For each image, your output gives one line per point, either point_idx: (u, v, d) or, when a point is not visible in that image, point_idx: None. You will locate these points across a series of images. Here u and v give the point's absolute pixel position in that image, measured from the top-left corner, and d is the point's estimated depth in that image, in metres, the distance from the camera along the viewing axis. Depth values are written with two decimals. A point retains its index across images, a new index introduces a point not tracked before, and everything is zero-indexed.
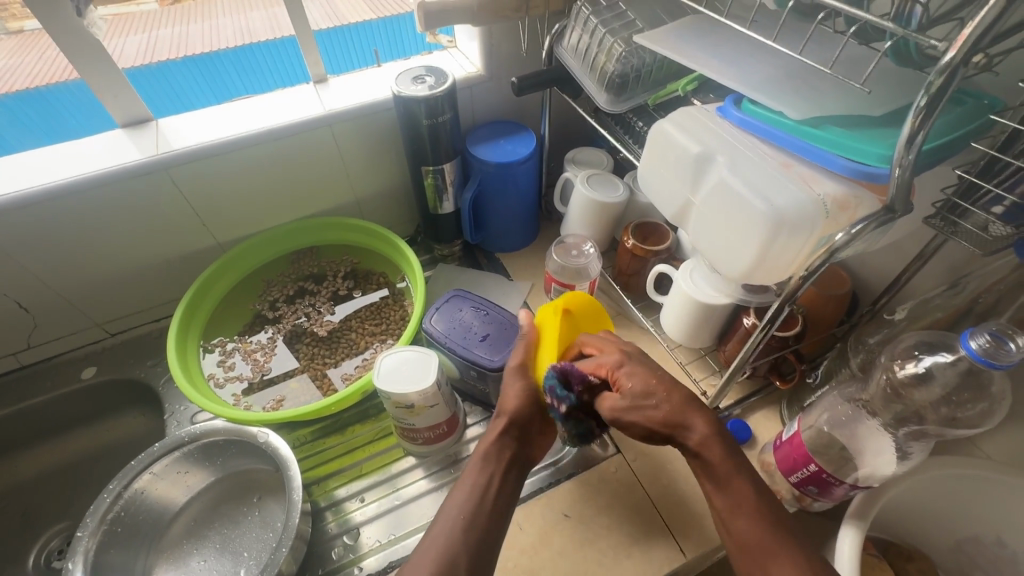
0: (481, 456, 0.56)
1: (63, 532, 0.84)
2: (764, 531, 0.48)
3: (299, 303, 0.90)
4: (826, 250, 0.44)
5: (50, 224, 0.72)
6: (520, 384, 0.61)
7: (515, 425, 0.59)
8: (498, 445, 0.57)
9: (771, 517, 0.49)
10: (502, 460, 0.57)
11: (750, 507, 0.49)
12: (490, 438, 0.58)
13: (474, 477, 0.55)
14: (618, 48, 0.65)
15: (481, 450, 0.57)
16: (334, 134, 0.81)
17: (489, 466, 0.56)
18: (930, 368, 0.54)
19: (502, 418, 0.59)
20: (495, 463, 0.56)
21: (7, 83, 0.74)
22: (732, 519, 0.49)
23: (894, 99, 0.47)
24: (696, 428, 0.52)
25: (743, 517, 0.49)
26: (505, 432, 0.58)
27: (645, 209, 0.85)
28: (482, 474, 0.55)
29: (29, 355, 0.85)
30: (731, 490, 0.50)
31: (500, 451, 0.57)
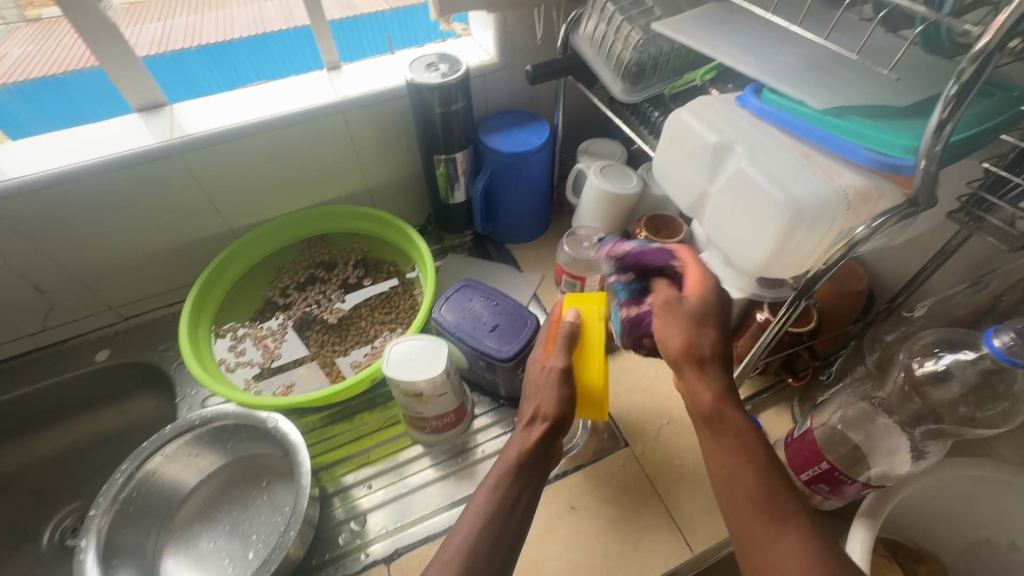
0: (508, 468, 0.51)
1: (77, 510, 0.85)
2: (773, 488, 0.46)
3: (309, 291, 0.90)
4: (845, 244, 0.44)
5: (66, 207, 0.73)
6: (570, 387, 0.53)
7: (550, 433, 0.52)
8: (529, 458, 0.51)
9: (783, 480, 0.46)
10: (536, 477, 0.51)
11: (760, 463, 0.47)
12: (528, 446, 0.52)
13: (499, 492, 0.50)
14: (636, 36, 0.64)
15: (508, 462, 0.51)
16: (346, 121, 0.81)
17: (518, 480, 0.50)
18: (950, 366, 0.53)
19: (544, 422, 0.53)
20: (523, 477, 0.51)
21: (26, 70, 0.76)
22: (740, 475, 0.47)
23: (922, 88, 0.45)
24: (707, 382, 0.50)
25: (752, 471, 0.47)
26: (542, 441, 0.52)
27: (658, 201, 0.84)
28: (510, 488, 0.50)
29: (44, 337, 0.86)
30: (732, 443, 0.48)
31: (532, 464, 0.51)
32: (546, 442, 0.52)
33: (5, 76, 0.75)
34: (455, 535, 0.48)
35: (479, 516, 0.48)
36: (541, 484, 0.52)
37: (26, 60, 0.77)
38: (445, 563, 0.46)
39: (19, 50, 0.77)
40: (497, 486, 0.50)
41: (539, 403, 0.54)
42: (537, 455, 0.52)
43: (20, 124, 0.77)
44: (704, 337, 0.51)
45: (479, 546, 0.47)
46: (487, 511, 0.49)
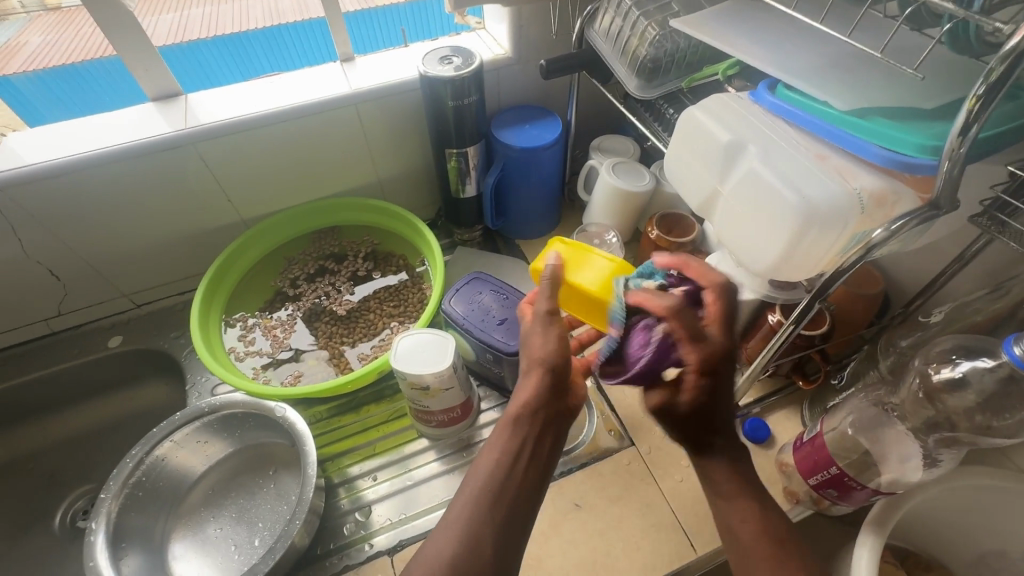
0: (511, 419, 0.51)
1: (88, 493, 0.87)
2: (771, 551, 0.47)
3: (319, 282, 0.90)
4: (861, 247, 0.43)
5: (81, 193, 0.74)
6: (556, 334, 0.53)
7: (549, 378, 0.52)
8: (531, 406, 0.51)
9: (783, 544, 0.47)
10: (539, 421, 0.51)
11: (757, 521, 0.48)
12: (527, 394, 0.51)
13: (504, 445, 0.50)
14: (651, 31, 0.63)
15: (511, 413, 0.51)
16: (358, 113, 0.81)
17: (521, 429, 0.50)
18: (966, 374, 0.52)
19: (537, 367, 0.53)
20: (527, 427, 0.51)
21: (44, 60, 0.76)
22: (742, 537, 0.48)
23: (947, 90, 0.44)
24: (711, 454, 0.50)
25: (749, 531, 0.48)
26: (540, 386, 0.52)
27: (671, 200, 0.83)
28: (515, 437, 0.50)
29: (59, 322, 0.87)
30: (736, 513, 0.48)
31: (535, 411, 0.51)
32: (547, 387, 0.52)
33: (24, 64, 0.75)
34: (458, 501, 0.48)
35: (483, 479, 0.48)
36: (548, 433, 0.52)
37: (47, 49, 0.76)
38: (447, 542, 0.45)
39: (39, 39, 0.76)
40: (502, 437, 0.50)
41: (534, 350, 0.54)
42: (540, 402, 0.51)
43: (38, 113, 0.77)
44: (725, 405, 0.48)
45: (485, 528, 0.46)
46: (494, 474, 0.49)
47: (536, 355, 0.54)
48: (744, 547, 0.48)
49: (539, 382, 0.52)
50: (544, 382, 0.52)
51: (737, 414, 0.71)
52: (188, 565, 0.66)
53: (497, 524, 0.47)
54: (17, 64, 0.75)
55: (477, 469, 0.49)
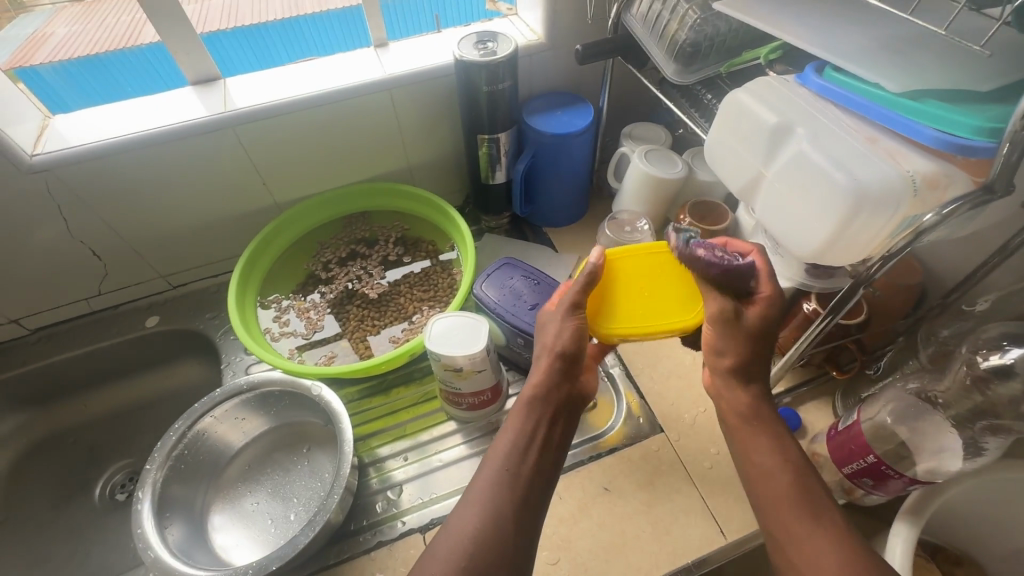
0: (525, 403, 0.54)
1: (126, 468, 0.90)
2: (799, 486, 0.49)
3: (350, 266, 0.92)
4: (910, 231, 0.42)
5: (124, 175, 0.75)
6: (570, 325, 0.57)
7: (561, 364, 0.55)
8: (544, 392, 0.54)
9: (807, 479, 0.49)
10: (549, 406, 0.54)
11: (790, 463, 0.50)
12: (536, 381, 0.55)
13: (519, 428, 0.53)
14: (692, 15, 0.63)
15: (525, 397, 0.54)
16: (391, 99, 0.82)
17: (534, 412, 0.53)
18: (1018, 361, 0.51)
19: (547, 354, 0.56)
20: (540, 412, 0.53)
21: (70, 51, 0.76)
22: (773, 472, 0.50)
23: (1006, 72, 0.43)
24: (749, 392, 0.54)
25: (777, 466, 0.50)
26: (551, 372, 0.55)
27: (703, 187, 0.83)
28: (527, 420, 0.53)
29: (99, 301, 0.90)
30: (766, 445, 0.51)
31: (546, 397, 0.54)
32: (558, 373, 0.55)
33: (50, 55, 0.75)
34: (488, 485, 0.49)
35: (500, 461, 0.51)
36: (560, 419, 0.54)
37: (73, 39, 0.76)
38: (474, 520, 0.47)
39: (63, 30, 0.76)
40: (516, 421, 0.53)
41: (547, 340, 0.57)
42: (550, 387, 0.54)
43: (61, 101, 0.76)
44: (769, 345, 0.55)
45: (508, 505, 0.48)
46: (510, 455, 0.51)
47: (550, 344, 0.57)
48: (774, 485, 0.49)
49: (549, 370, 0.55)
50: (556, 370, 0.55)
51: None
52: (226, 536, 0.68)
53: (517, 502, 0.49)
54: (43, 55, 0.75)
55: (495, 452, 0.51)
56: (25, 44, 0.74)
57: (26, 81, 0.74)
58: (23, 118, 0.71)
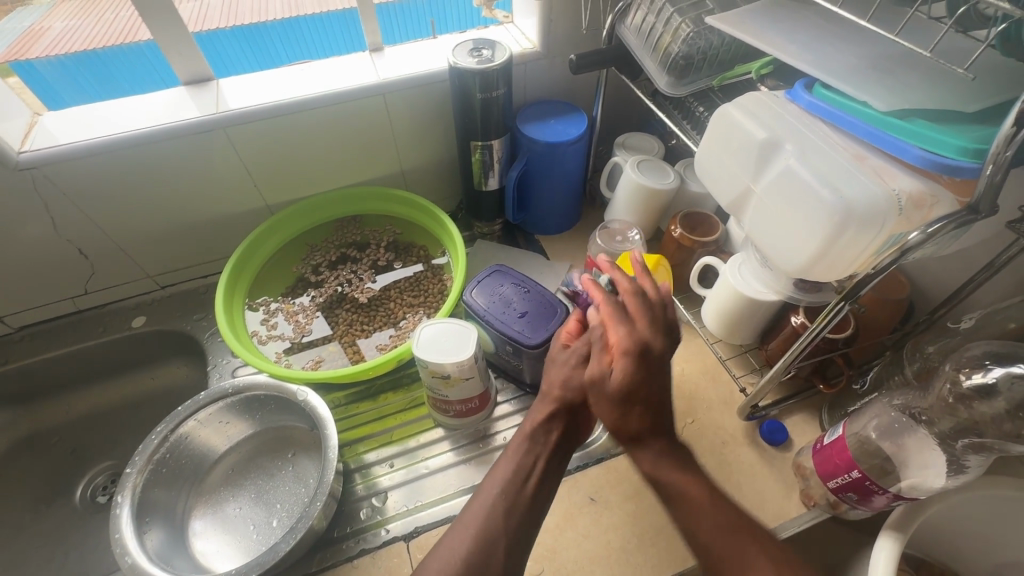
0: (526, 436, 0.55)
1: (108, 470, 0.89)
2: (726, 538, 0.48)
3: (341, 269, 0.91)
4: (896, 249, 0.42)
5: (112, 173, 0.75)
6: (580, 376, 0.56)
7: (564, 410, 0.56)
8: (544, 428, 0.55)
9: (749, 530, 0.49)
10: (549, 443, 0.55)
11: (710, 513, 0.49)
12: (535, 420, 0.56)
13: (518, 461, 0.54)
14: (685, 29, 0.63)
15: (525, 431, 0.55)
16: (385, 104, 0.82)
17: (534, 450, 0.54)
18: (998, 380, 0.51)
19: (551, 399, 0.56)
20: (541, 445, 0.55)
21: (66, 45, 0.76)
22: (697, 532, 0.49)
23: (993, 94, 0.43)
24: (645, 456, 0.52)
25: (707, 525, 0.49)
26: (553, 415, 0.55)
27: (695, 199, 0.83)
28: (527, 455, 0.54)
29: (85, 301, 0.89)
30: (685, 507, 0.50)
31: (547, 434, 0.55)
32: (560, 418, 0.56)
33: (45, 50, 0.75)
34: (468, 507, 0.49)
35: (502, 483, 0.52)
36: (557, 456, 0.55)
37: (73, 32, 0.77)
38: None
39: (63, 24, 0.78)
40: (514, 454, 0.54)
41: (551, 380, 0.57)
42: (547, 429, 0.55)
43: (55, 96, 0.76)
44: (631, 415, 0.51)
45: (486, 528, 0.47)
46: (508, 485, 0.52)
47: (554, 391, 0.56)
48: (703, 546, 0.49)
49: (548, 413, 0.55)
50: (561, 412, 0.55)
51: (755, 415, 0.71)
52: (207, 543, 0.67)
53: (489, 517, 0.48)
54: (39, 50, 0.75)
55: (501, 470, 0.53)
56: (23, 37, 0.76)
57: (21, 74, 0.74)
58: (13, 114, 0.70)
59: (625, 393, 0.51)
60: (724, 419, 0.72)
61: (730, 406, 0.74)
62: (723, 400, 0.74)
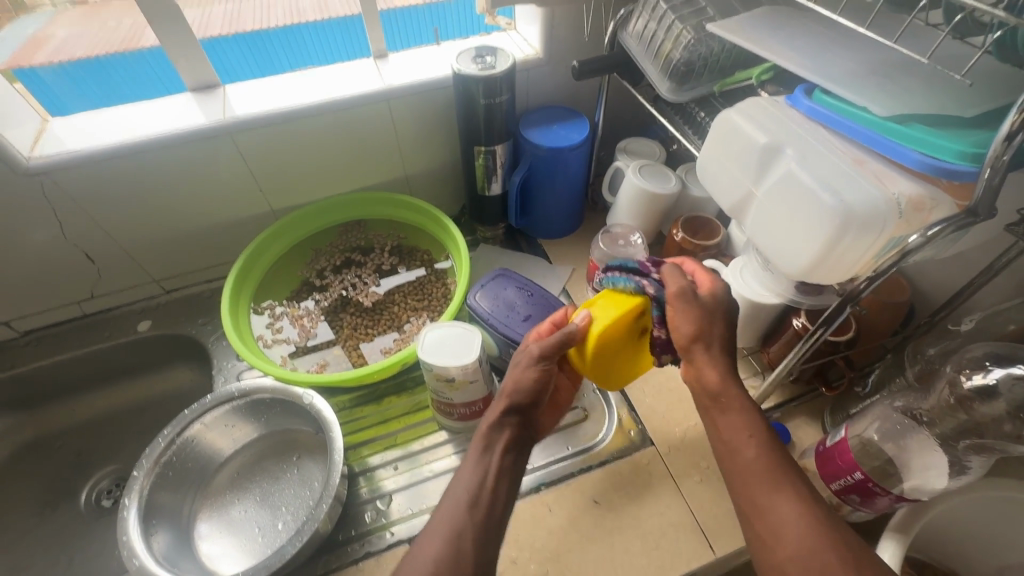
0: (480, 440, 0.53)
1: (112, 473, 0.89)
2: (768, 465, 0.49)
3: (345, 274, 0.92)
4: (897, 251, 0.43)
5: (120, 179, 0.76)
6: (532, 375, 0.56)
7: (515, 410, 0.55)
8: (497, 426, 0.54)
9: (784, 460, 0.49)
10: (502, 444, 0.53)
11: (760, 436, 0.50)
12: (488, 421, 0.54)
13: (475, 465, 0.51)
14: (686, 35, 0.64)
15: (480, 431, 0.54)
16: (390, 110, 0.83)
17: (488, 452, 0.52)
18: (999, 381, 0.52)
19: (505, 398, 0.55)
20: (494, 448, 0.53)
21: (70, 51, 0.76)
22: (743, 449, 0.50)
23: (990, 99, 0.44)
24: (713, 364, 0.53)
25: (752, 445, 0.50)
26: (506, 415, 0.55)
27: (697, 203, 0.84)
28: (482, 458, 0.52)
29: (91, 305, 0.89)
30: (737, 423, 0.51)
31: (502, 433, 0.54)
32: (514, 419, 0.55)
33: (49, 56, 0.75)
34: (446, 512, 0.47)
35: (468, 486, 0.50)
36: (511, 456, 0.53)
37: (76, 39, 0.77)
38: None
39: (66, 32, 0.77)
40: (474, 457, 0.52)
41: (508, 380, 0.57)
42: (502, 427, 0.54)
43: (60, 102, 0.76)
44: (713, 325, 0.54)
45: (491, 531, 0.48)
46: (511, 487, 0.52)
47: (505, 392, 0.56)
48: (744, 463, 0.50)
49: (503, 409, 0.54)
50: (512, 410, 0.55)
51: None
52: (212, 546, 0.68)
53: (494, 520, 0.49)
54: (43, 56, 0.74)
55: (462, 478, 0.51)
56: (26, 44, 0.75)
57: (25, 80, 0.73)
58: (21, 121, 0.71)
59: (707, 303, 0.54)
60: None
61: None
62: None
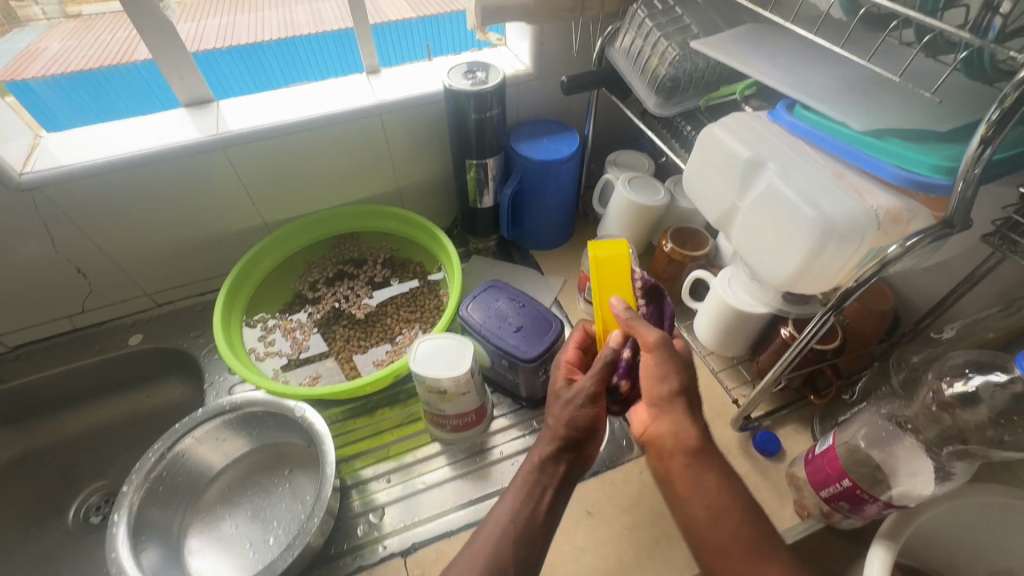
0: (534, 467, 0.54)
1: (101, 489, 0.88)
2: (751, 536, 0.51)
3: (338, 286, 0.93)
4: (877, 262, 0.44)
5: (113, 194, 0.76)
6: (586, 415, 0.56)
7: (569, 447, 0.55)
8: (552, 461, 0.55)
9: (762, 522, 0.52)
10: (555, 476, 0.54)
11: (737, 503, 0.53)
12: (544, 452, 0.55)
13: (524, 494, 0.53)
14: (672, 52, 0.65)
15: (532, 461, 0.55)
16: (382, 124, 0.84)
17: (540, 482, 0.53)
18: (979, 389, 0.53)
19: (559, 428, 0.56)
20: (547, 477, 0.54)
21: (63, 65, 0.76)
22: (724, 518, 0.52)
23: (963, 114, 0.46)
24: (694, 424, 0.55)
25: (734, 513, 0.52)
26: (558, 450, 0.55)
27: (684, 214, 0.85)
28: (534, 486, 0.53)
29: (82, 319, 0.89)
30: (714, 485, 0.54)
31: (554, 466, 0.54)
32: (564, 452, 0.55)
33: (42, 69, 0.74)
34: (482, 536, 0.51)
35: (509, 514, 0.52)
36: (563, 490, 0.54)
37: (67, 53, 0.77)
38: None
39: (59, 44, 0.77)
40: (521, 487, 0.53)
41: (560, 417, 0.56)
42: (555, 462, 0.55)
43: (55, 118, 0.77)
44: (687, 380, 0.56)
45: None
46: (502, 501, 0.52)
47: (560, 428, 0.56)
48: (727, 531, 0.52)
49: (556, 447, 0.54)
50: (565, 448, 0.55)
51: (748, 426, 0.72)
52: (203, 561, 0.67)
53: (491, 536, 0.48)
54: (36, 69, 0.74)
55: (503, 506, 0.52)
56: (19, 57, 0.74)
57: (17, 94, 0.74)
58: (15, 136, 0.71)
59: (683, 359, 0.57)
60: (718, 430, 0.74)
61: (721, 417, 0.75)
62: (716, 412, 0.75)
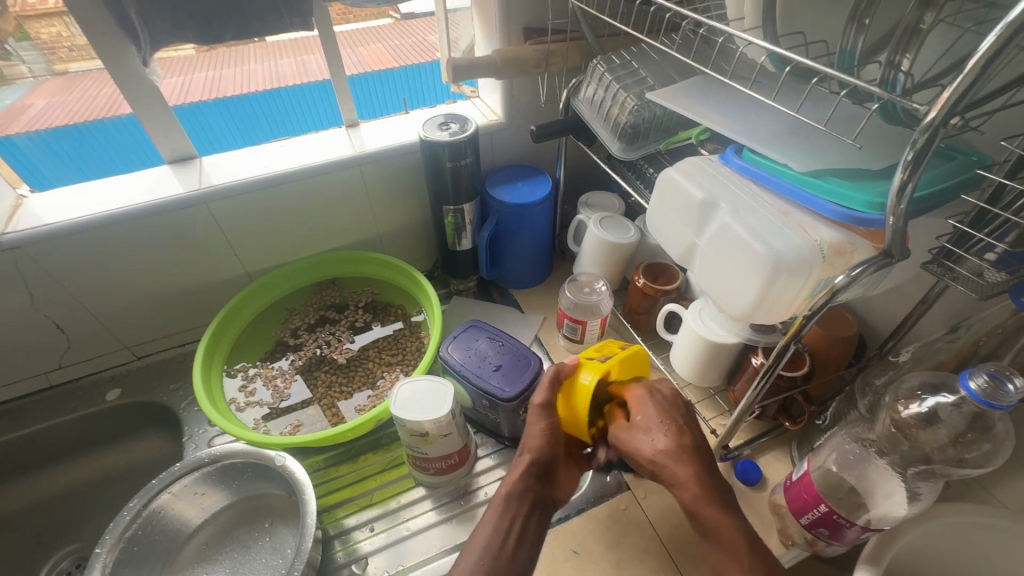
0: (502, 497, 0.55)
1: (74, 553, 0.84)
2: None
3: (319, 332, 0.94)
4: (826, 291, 0.46)
5: (94, 250, 0.77)
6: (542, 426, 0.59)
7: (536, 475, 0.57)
8: (521, 487, 0.56)
9: None
10: (524, 502, 0.55)
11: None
12: (512, 481, 0.56)
13: (495, 521, 0.53)
14: (631, 101, 0.70)
15: (501, 493, 0.55)
16: (362, 174, 0.87)
17: (511, 508, 0.54)
18: (934, 409, 0.55)
19: (527, 454, 0.58)
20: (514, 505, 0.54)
21: (48, 120, 0.78)
22: None
23: (891, 155, 0.50)
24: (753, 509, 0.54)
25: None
26: (527, 472, 0.56)
27: (654, 250, 0.89)
28: (505, 514, 0.54)
29: (58, 375, 0.88)
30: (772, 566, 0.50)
31: (521, 493, 0.55)
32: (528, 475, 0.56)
33: (29, 123, 0.77)
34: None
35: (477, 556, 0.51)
36: (533, 516, 0.55)
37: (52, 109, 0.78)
38: None
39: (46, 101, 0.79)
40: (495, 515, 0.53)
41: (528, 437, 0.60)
42: (523, 487, 0.56)
43: (46, 176, 0.79)
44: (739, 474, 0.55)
45: None
46: (483, 548, 0.51)
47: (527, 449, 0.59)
48: None
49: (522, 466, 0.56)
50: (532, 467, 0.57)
51: (728, 456, 0.73)
52: None
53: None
54: (22, 124, 0.77)
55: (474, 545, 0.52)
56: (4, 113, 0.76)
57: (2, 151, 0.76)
58: None
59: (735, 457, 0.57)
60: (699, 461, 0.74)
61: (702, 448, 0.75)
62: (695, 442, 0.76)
